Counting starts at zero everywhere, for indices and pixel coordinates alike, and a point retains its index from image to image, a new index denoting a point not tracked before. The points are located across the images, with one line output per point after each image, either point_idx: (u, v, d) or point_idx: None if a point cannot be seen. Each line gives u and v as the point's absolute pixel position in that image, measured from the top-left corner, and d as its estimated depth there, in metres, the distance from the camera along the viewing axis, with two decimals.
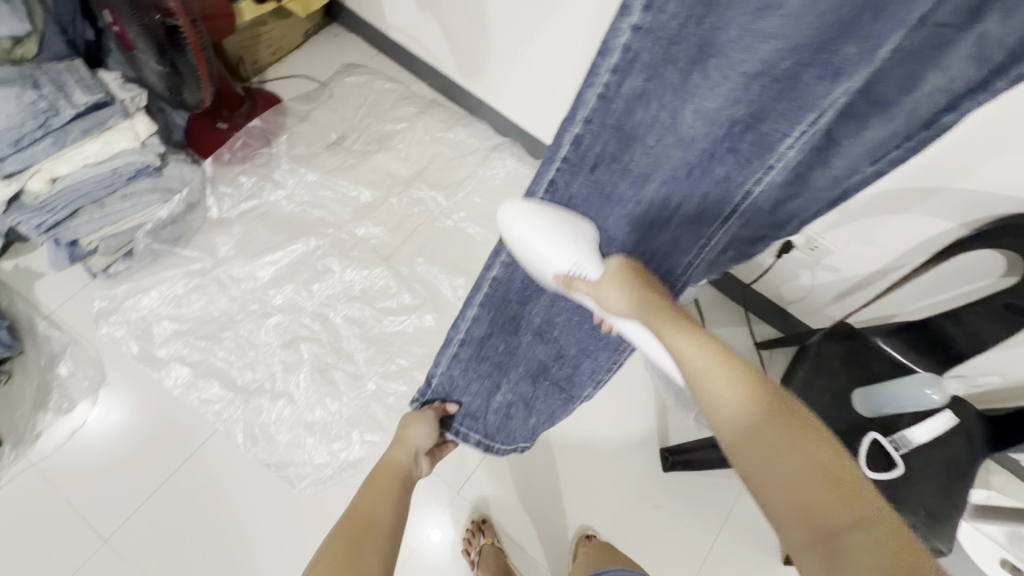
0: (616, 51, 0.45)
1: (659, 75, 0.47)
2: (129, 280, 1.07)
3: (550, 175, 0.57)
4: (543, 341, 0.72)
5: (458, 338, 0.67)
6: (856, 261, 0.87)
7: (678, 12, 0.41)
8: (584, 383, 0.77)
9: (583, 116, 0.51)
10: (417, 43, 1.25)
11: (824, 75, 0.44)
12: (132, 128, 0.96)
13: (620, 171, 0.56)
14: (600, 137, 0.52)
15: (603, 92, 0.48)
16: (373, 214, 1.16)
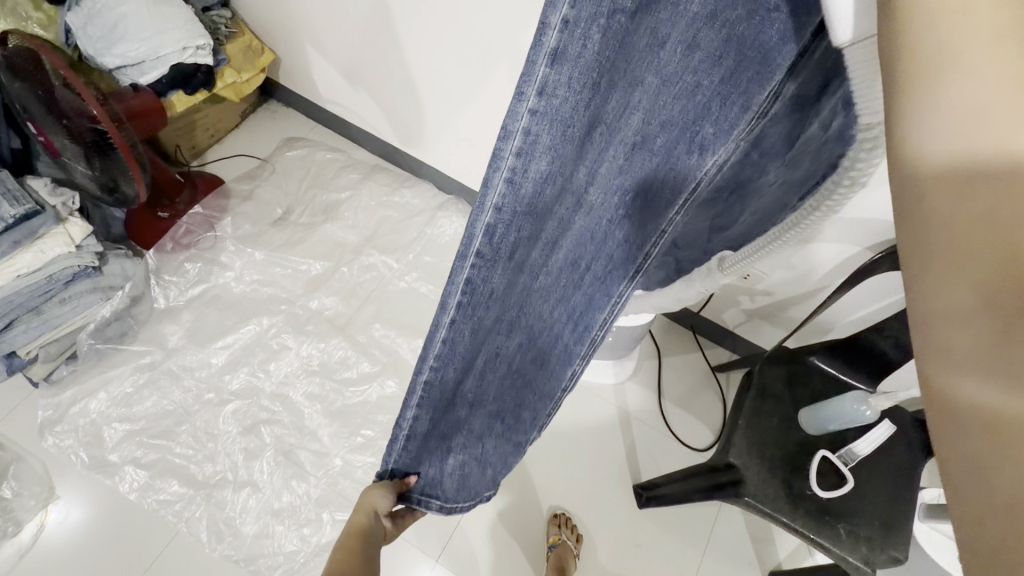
0: (516, 134, 0.33)
1: (564, 151, 0.35)
2: (74, 385, 1.04)
3: (464, 274, 0.40)
4: (485, 408, 0.56)
5: (403, 434, 0.53)
6: (785, 285, 0.92)
7: (572, 91, 0.32)
8: (529, 426, 0.57)
9: (493, 204, 0.36)
10: (354, 114, 1.29)
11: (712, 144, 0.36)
12: (66, 232, 0.94)
13: (533, 252, 0.41)
14: (512, 226, 0.38)
15: (510, 176, 0.35)
16: (325, 285, 1.17)
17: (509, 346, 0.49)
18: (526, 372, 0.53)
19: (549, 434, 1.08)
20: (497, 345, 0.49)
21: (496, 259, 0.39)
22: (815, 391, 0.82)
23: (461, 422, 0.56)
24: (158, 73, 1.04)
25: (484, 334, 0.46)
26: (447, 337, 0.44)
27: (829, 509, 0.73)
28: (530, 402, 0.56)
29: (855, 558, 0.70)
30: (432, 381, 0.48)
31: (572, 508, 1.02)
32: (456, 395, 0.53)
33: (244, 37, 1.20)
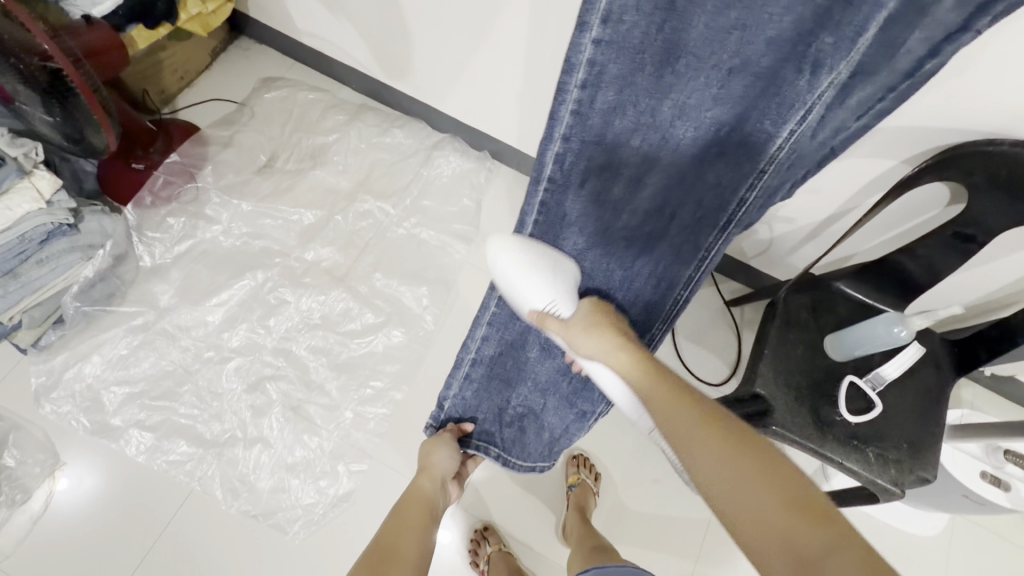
0: (581, 66, 0.51)
1: (630, 83, 0.53)
2: (65, 349, 0.99)
3: (539, 195, 0.65)
4: (550, 357, 0.79)
5: (470, 360, 0.76)
6: (809, 210, 0.87)
7: (637, 21, 0.48)
8: (597, 397, 0.81)
9: (562, 133, 0.58)
10: (335, 47, 1.18)
11: (802, 68, 0.50)
12: (33, 187, 0.87)
13: (614, 178, 0.64)
14: (583, 150, 0.60)
15: (575, 109, 0.55)
16: (320, 235, 1.10)
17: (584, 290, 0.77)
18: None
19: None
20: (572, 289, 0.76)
21: (564, 181, 0.63)
22: (840, 317, 0.80)
23: (529, 372, 0.79)
24: (113, 3, 0.92)
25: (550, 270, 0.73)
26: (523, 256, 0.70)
27: (857, 434, 0.72)
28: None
29: (884, 480, 0.70)
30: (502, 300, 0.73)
31: (589, 448, 1.02)
32: (529, 331, 0.76)
33: None
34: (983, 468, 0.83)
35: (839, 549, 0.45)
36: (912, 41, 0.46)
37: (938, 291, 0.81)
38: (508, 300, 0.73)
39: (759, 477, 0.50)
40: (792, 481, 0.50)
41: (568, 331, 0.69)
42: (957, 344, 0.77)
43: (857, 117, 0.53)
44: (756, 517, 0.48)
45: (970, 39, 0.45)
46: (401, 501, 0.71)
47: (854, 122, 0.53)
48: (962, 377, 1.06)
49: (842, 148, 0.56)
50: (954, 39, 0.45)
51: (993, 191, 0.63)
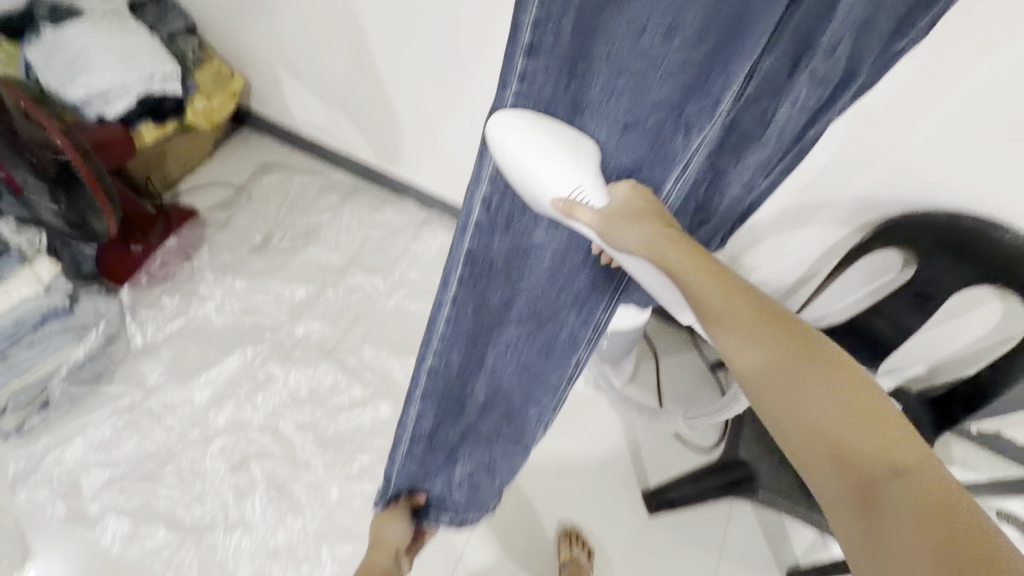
0: (501, 125, 0.44)
1: None
2: (47, 433, 0.98)
3: (466, 246, 0.49)
4: (490, 408, 0.67)
5: (407, 437, 0.61)
6: (777, 275, 0.92)
7: (550, 75, 0.42)
8: (533, 429, 0.75)
9: (485, 192, 0.48)
10: (330, 136, 1.27)
11: (678, 129, 0.49)
12: (34, 273, 0.91)
13: (533, 223, 0.52)
14: (507, 196, 0.48)
15: (499, 161, 0.46)
16: (310, 310, 1.13)
17: (515, 334, 0.61)
18: (532, 360, 0.66)
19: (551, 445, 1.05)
20: (503, 338, 0.60)
21: (494, 227, 0.49)
22: None
23: (473, 428, 0.67)
24: (125, 102, 1.01)
25: (479, 327, 0.57)
26: (450, 320, 0.53)
27: None
28: (537, 394, 0.71)
29: None
30: (434, 368, 0.57)
31: (582, 520, 0.99)
32: (465, 396, 0.63)
33: (214, 63, 1.17)
34: None
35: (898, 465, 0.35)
36: (783, 111, 0.53)
37: (905, 350, 0.85)
38: (441, 365, 0.57)
39: (830, 398, 0.38)
40: (875, 418, 0.37)
41: (605, 224, 0.48)
42: (930, 401, 0.79)
43: (766, 175, 0.63)
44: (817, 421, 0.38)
45: (833, 112, 0.55)
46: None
47: (762, 178, 0.64)
48: (948, 434, 1.06)
49: (756, 200, 0.67)
50: (825, 110, 0.55)
51: (940, 256, 0.67)
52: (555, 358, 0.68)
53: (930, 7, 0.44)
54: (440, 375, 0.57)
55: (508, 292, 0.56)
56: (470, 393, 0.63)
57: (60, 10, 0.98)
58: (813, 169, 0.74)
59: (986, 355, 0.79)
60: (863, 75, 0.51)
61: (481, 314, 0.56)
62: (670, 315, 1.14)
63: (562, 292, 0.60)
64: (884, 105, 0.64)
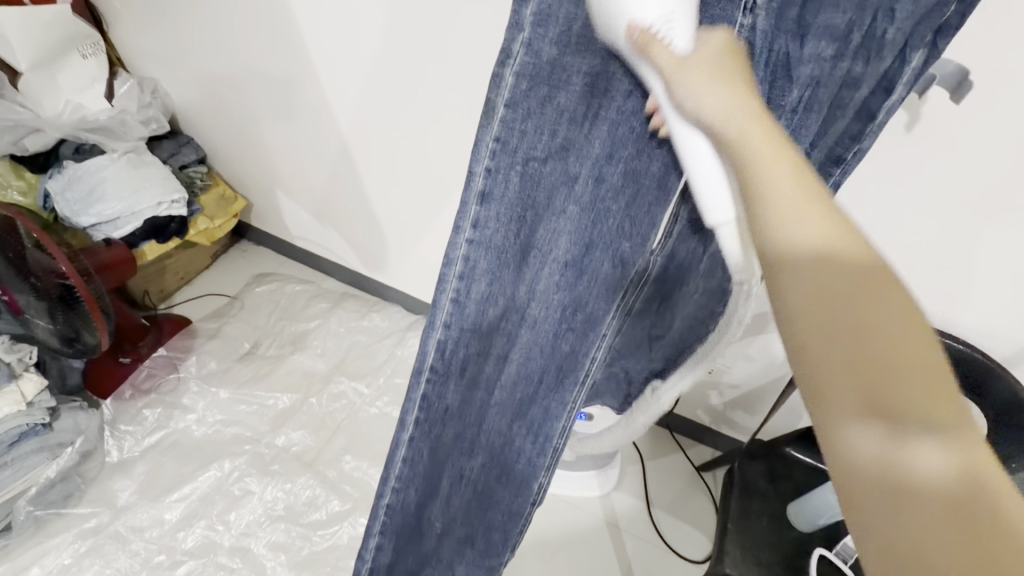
0: (456, 262, 0.44)
1: (498, 276, 0.45)
2: (3, 562, 0.93)
3: (421, 387, 0.51)
4: (451, 535, 0.68)
5: (366, 568, 0.65)
6: (748, 376, 0.95)
7: (501, 222, 0.43)
8: (499, 549, 0.68)
9: (442, 320, 0.47)
10: (323, 247, 1.35)
11: (617, 266, 0.46)
12: (18, 390, 0.92)
13: (484, 362, 0.51)
14: (462, 339, 0.48)
15: (454, 296, 0.46)
16: (292, 419, 1.13)
17: (471, 468, 0.60)
18: (485, 484, 0.62)
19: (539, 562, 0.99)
20: (459, 466, 0.61)
21: (448, 372, 0.50)
22: (797, 484, 0.81)
23: (432, 556, 0.69)
24: (132, 227, 1.09)
25: (439, 454, 0.58)
26: (407, 457, 0.57)
27: None
28: (495, 522, 0.66)
29: None
30: (392, 504, 0.60)
31: None
32: (425, 516, 0.64)
33: (218, 188, 1.29)
34: None
35: (952, 436, 0.23)
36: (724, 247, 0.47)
37: None
38: (404, 488, 0.59)
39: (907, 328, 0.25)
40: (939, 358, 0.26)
41: (675, 64, 0.32)
42: None
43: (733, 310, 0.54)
44: (860, 359, 0.25)
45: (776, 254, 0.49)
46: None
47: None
48: None
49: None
50: None
51: None
52: (511, 485, 0.61)
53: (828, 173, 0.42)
54: (397, 512, 0.60)
55: (464, 425, 0.56)
56: (427, 518, 0.64)
57: (84, 148, 1.08)
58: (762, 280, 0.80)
59: None
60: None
61: (438, 452, 0.58)
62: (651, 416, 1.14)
63: (512, 425, 0.56)
64: None
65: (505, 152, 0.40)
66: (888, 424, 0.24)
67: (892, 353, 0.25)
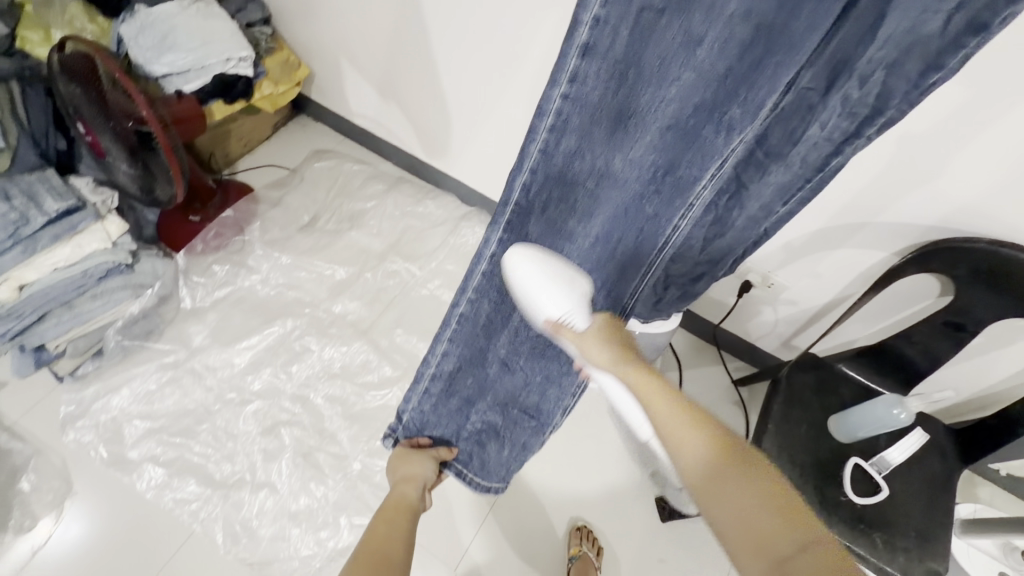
0: (549, 114, 0.53)
1: (588, 134, 0.53)
2: (97, 381, 1.04)
3: (506, 218, 0.62)
4: (510, 372, 0.75)
5: (429, 371, 0.75)
6: (810, 294, 0.93)
7: (599, 79, 0.49)
8: (552, 412, 0.79)
9: (529, 167, 0.57)
10: (382, 127, 1.33)
11: (718, 130, 0.50)
12: (104, 229, 0.97)
13: (568, 213, 0.61)
14: (545, 185, 0.58)
15: (542, 148, 0.55)
16: (349, 290, 1.18)
17: None
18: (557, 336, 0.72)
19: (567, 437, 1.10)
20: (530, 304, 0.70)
21: (530, 209, 0.61)
22: (842, 399, 0.82)
23: (488, 388, 0.77)
24: (201, 82, 1.08)
25: None
26: (485, 274, 0.66)
27: (864, 518, 0.72)
28: (558, 375, 0.75)
29: (893, 568, 0.69)
30: (465, 315, 0.70)
31: (592, 520, 1.03)
32: (488, 350, 0.73)
33: (283, 52, 1.24)
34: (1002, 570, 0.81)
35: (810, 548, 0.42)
36: (813, 132, 0.49)
37: (932, 380, 0.84)
38: (472, 313, 0.70)
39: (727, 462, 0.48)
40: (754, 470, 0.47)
41: (582, 341, 0.61)
42: (960, 432, 0.79)
43: (783, 202, 0.56)
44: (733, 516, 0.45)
45: (863, 145, 0.48)
46: (385, 510, 0.73)
47: (781, 207, 0.56)
48: (976, 475, 1.04)
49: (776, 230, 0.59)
50: (851, 142, 0.48)
51: (975, 285, 0.68)
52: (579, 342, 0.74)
53: (964, 45, 0.40)
54: (468, 321, 0.70)
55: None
56: (492, 348, 0.73)
57: None
58: (854, 188, 0.75)
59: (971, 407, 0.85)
60: (894, 112, 0.45)
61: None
62: (698, 328, 1.14)
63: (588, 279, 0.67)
64: (929, 130, 0.65)
65: (618, 2, 0.44)
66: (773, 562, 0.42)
67: (748, 498, 0.46)
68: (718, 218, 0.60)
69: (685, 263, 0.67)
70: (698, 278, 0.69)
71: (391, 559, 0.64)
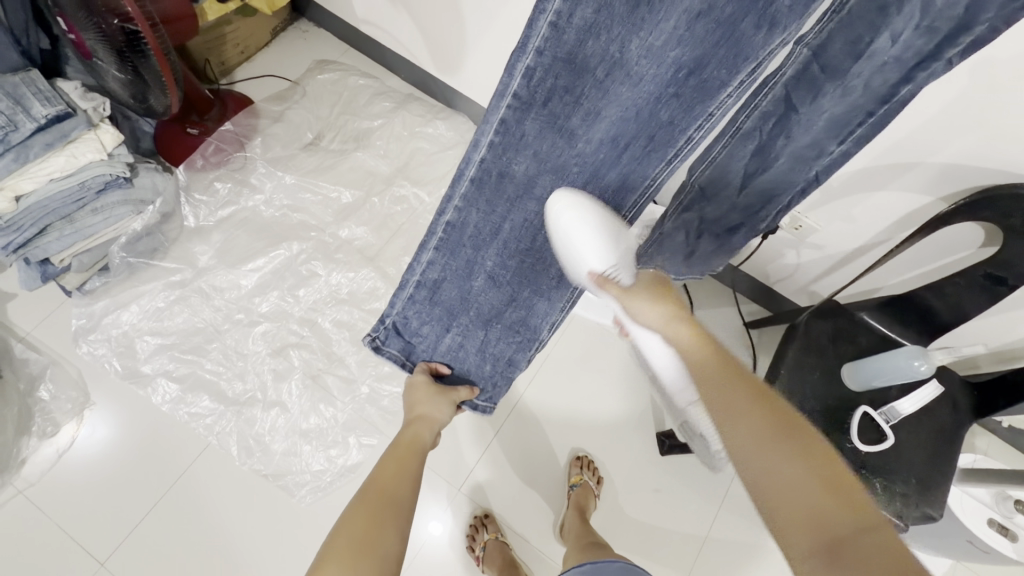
0: None
1: (608, 5, 0.47)
2: (106, 296, 1.04)
3: (502, 113, 0.55)
4: (497, 282, 0.72)
5: (414, 281, 0.70)
6: (838, 239, 0.88)
7: None
8: (538, 326, 0.78)
9: (536, 47, 0.49)
10: (390, 36, 1.22)
11: (759, 24, 0.47)
12: (98, 139, 0.92)
13: (572, 108, 0.55)
14: (551, 70, 0.51)
15: (553, 21, 0.48)
16: (356, 214, 1.14)
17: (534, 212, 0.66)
18: (547, 252, 0.71)
19: (570, 367, 1.11)
20: (521, 212, 0.66)
21: (531, 102, 0.54)
22: (859, 349, 0.80)
23: (472, 300, 0.73)
24: None
25: (507, 188, 0.63)
26: (474, 179, 0.61)
27: (866, 464, 0.73)
28: (545, 288, 0.74)
29: (888, 512, 0.71)
30: (452, 224, 0.66)
31: (592, 450, 1.06)
32: (475, 262, 0.70)
33: None
34: (991, 516, 0.83)
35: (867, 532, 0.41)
36: (881, 44, 0.47)
37: (954, 334, 0.82)
38: (459, 222, 0.66)
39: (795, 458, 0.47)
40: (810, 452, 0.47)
41: (626, 297, 0.66)
42: (977, 386, 0.78)
43: (838, 141, 0.57)
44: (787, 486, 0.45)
45: (939, 69, 0.47)
46: (396, 448, 0.71)
47: (835, 146, 0.57)
48: (976, 425, 1.05)
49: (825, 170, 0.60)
50: (925, 66, 0.47)
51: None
52: None
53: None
54: (456, 231, 0.66)
55: (533, 165, 0.61)
56: (480, 260, 0.70)
57: None
58: (909, 125, 0.68)
59: (988, 365, 0.85)
60: (981, 27, 0.43)
61: (503, 182, 0.62)
62: (714, 268, 1.10)
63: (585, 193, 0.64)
64: (1010, 59, 0.57)
65: None
66: (833, 540, 0.41)
67: (800, 473, 0.45)
68: (762, 146, 0.59)
69: (720, 203, 0.69)
70: (734, 229, 0.72)
71: (400, 499, 0.65)
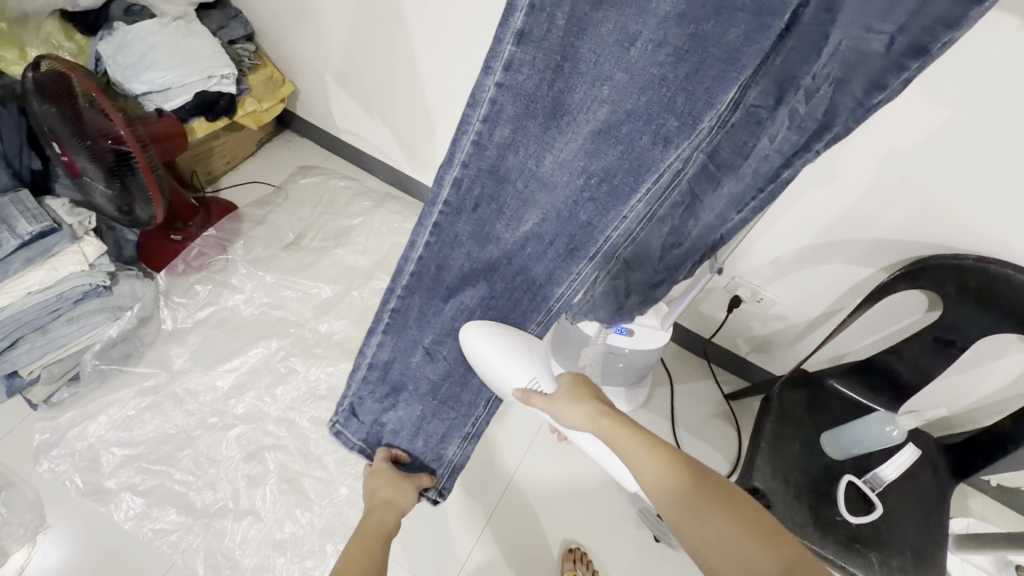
0: (483, 104, 0.50)
1: (522, 127, 0.52)
2: (73, 408, 1.00)
3: (433, 218, 0.58)
4: (434, 360, 0.73)
5: (366, 361, 0.71)
6: (799, 309, 0.93)
7: (534, 69, 0.48)
8: (473, 403, 0.78)
9: (461, 160, 0.54)
10: (368, 143, 1.33)
11: (654, 141, 0.52)
12: (80, 251, 0.95)
13: (497, 214, 0.59)
14: (476, 180, 0.55)
15: (475, 140, 0.52)
16: (334, 309, 1.16)
17: (472, 294, 0.67)
18: None
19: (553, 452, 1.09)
20: (462, 295, 0.67)
21: (460, 208, 0.58)
22: (834, 415, 0.83)
23: (411, 376, 0.73)
24: (182, 100, 1.06)
25: (446, 277, 0.65)
26: (414, 273, 0.64)
27: (859, 537, 0.72)
28: None
29: None
30: (397, 310, 0.67)
31: (586, 541, 1.00)
32: (418, 340, 0.71)
33: (267, 69, 1.23)
34: None
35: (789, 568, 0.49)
36: (762, 146, 0.50)
37: (923, 396, 0.85)
38: (403, 308, 0.67)
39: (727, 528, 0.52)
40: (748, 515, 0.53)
41: (554, 405, 0.68)
42: (953, 447, 0.80)
43: (737, 211, 0.56)
44: (718, 551, 0.51)
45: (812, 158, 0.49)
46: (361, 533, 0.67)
47: (734, 215, 0.56)
48: (968, 487, 1.04)
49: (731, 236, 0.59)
50: (800, 155, 0.49)
51: (961, 301, 0.68)
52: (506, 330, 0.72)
53: (906, 67, 0.40)
54: (401, 316, 0.67)
55: (470, 262, 0.63)
56: (423, 337, 0.70)
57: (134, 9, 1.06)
58: (840, 205, 0.75)
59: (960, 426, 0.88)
60: (842, 127, 0.45)
61: (441, 273, 0.64)
62: (689, 342, 1.14)
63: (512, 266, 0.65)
64: (912, 148, 0.65)
65: None
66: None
67: (732, 536, 0.51)
68: (676, 227, 0.60)
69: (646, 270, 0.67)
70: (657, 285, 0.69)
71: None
